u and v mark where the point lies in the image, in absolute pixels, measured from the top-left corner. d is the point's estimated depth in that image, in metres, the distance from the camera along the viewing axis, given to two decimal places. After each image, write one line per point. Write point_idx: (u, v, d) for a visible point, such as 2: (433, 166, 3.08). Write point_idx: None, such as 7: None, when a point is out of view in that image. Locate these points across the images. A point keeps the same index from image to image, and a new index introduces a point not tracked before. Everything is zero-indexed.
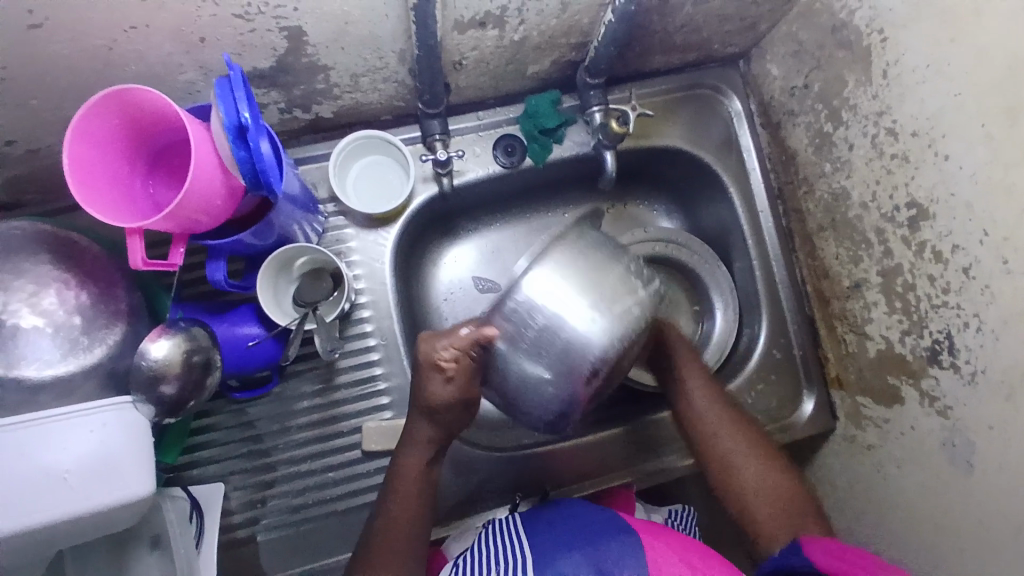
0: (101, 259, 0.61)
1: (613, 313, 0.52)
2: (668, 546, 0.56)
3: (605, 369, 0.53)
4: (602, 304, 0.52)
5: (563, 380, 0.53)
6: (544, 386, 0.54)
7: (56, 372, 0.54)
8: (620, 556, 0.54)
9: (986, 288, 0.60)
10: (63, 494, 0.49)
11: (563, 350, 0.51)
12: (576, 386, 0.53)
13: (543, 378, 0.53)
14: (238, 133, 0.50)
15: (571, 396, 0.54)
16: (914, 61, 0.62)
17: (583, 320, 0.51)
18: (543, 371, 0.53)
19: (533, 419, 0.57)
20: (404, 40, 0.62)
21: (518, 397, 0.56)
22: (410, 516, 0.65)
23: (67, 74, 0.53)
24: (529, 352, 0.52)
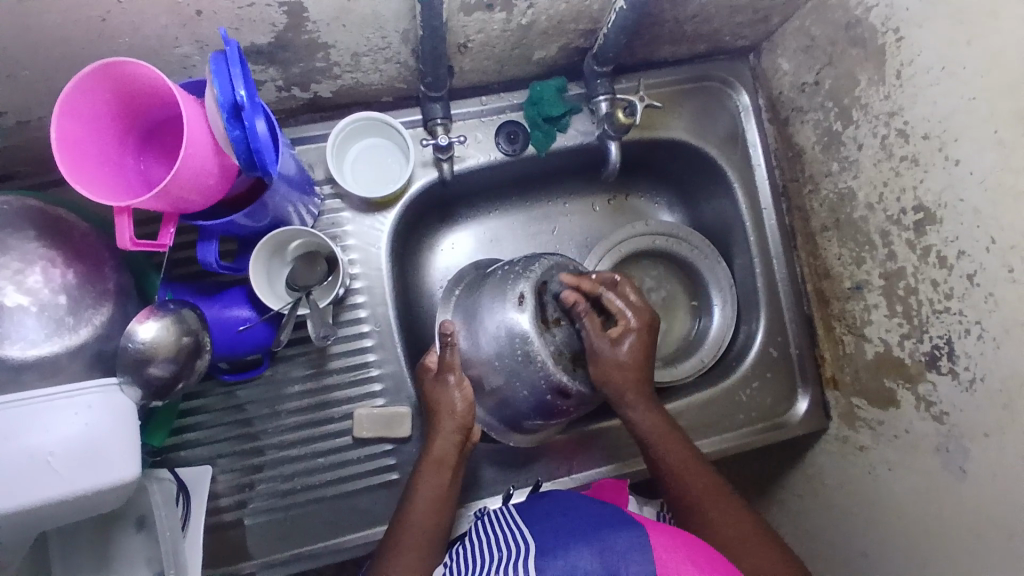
0: (91, 237, 0.59)
1: (519, 269, 0.69)
2: (674, 543, 0.54)
3: (532, 294, 0.66)
4: (512, 270, 0.69)
5: (515, 320, 0.65)
6: (514, 345, 0.65)
7: (40, 353, 0.54)
8: (623, 543, 0.52)
9: (990, 296, 0.59)
10: (48, 475, 0.48)
11: (499, 324, 0.66)
12: (526, 317, 0.65)
13: (504, 334, 0.66)
14: (232, 111, 0.48)
15: (530, 331, 0.65)
16: (929, 62, 0.61)
17: (494, 296, 0.68)
18: (500, 327, 0.66)
19: (537, 373, 0.65)
20: (407, 19, 0.60)
21: (518, 371, 0.65)
22: (429, 514, 0.64)
23: (58, 44, 0.51)
24: (486, 336, 0.67)
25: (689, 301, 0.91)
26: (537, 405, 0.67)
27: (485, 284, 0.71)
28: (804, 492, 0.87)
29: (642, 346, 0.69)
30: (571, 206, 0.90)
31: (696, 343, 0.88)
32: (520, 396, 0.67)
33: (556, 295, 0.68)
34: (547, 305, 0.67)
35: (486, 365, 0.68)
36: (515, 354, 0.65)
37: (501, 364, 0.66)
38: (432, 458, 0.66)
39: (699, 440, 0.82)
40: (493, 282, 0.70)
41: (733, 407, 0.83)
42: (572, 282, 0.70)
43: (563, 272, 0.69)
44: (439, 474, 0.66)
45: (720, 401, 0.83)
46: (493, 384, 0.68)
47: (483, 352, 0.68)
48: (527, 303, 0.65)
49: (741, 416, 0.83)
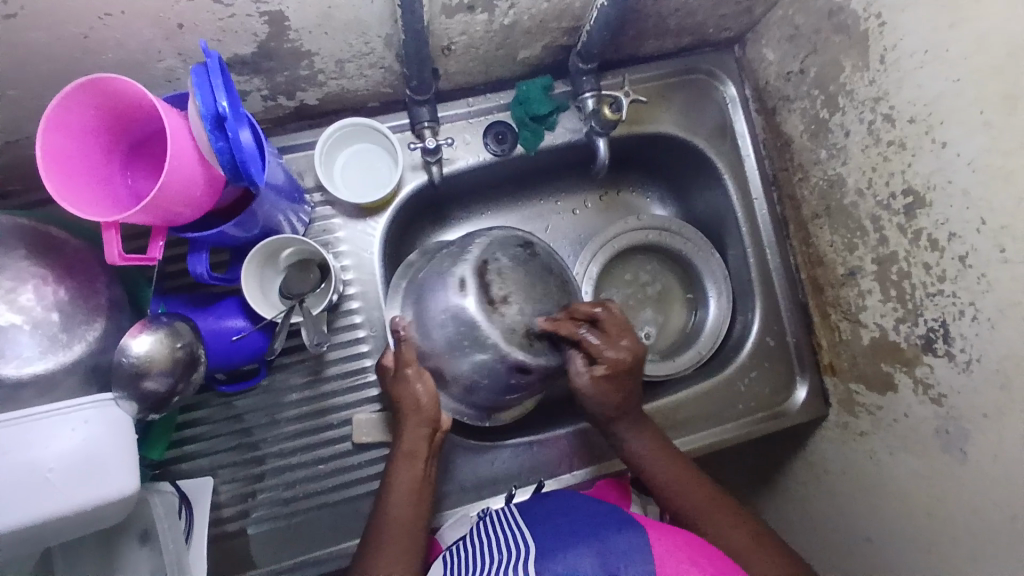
0: (82, 251, 0.60)
1: (460, 252, 0.70)
2: (675, 543, 0.54)
3: (472, 275, 0.66)
4: (453, 254, 0.70)
5: (461, 305, 0.65)
6: (461, 330, 0.65)
7: (35, 371, 0.53)
8: (624, 548, 0.52)
9: (982, 277, 0.59)
10: (49, 490, 0.48)
11: (449, 314, 0.66)
12: (468, 300, 0.65)
13: (452, 321, 0.66)
14: (215, 122, 0.48)
15: (474, 313, 0.65)
16: (912, 46, 0.61)
17: (438, 283, 0.68)
18: (448, 313, 0.66)
19: (492, 358, 0.66)
20: (390, 23, 0.61)
21: (472, 355, 0.66)
22: (408, 505, 0.64)
23: (41, 62, 0.51)
24: (436, 331, 0.67)
25: (684, 294, 0.91)
26: (497, 384, 0.69)
27: (428, 270, 0.71)
28: (807, 481, 0.87)
29: (619, 375, 0.68)
30: (563, 204, 0.90)
31: (692, 336, 0.88)
32: (482, 380, 0.68)
33: (500, 273, 0.67)
34: (492, 284, 0.66)
35: (441, 352, 0.68)
36: (465, 337, 0.65)
37: (454, 353, 0.67)
38: (404, 449, 0.66)
39: (700, 430, 0.82)
40: (438, 269, 0.70)
41: (732, 397, 0.83)
42: (518, 255, 0.69)
43: (504, 248, 0.69)
44: (413, 465, 0.65)
45: (718, 393, 0.83)
46: (453, 372, 0.69)
47: (435, 340, 0.67)
48: (468, 286, 0.66)
49: (740, 406, 0.83)
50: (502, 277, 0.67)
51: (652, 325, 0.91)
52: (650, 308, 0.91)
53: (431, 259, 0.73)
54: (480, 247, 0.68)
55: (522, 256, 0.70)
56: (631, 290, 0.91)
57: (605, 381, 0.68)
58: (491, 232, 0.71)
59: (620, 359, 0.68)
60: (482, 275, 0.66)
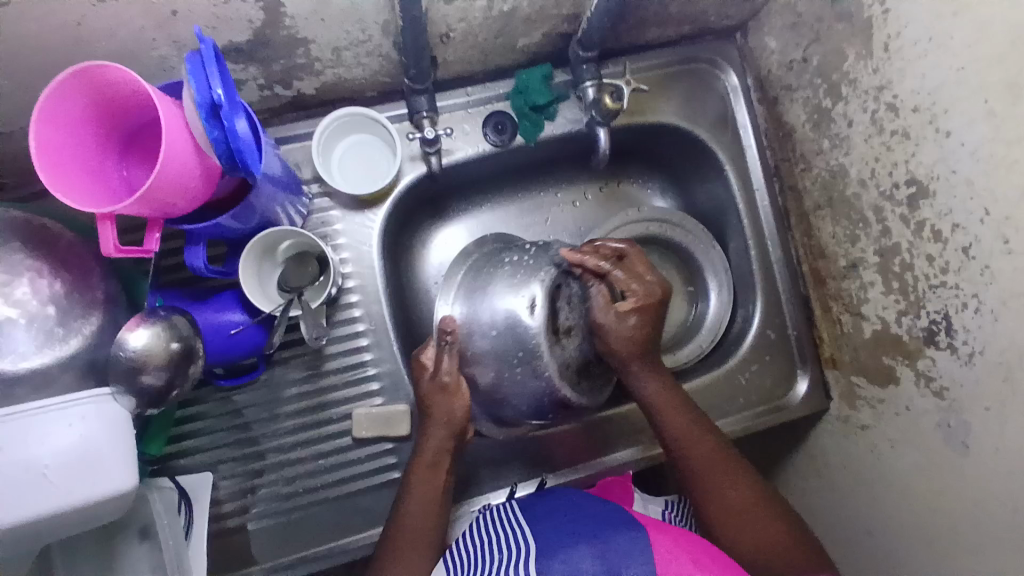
0: (76, 245, 0.58)
1: (530, 263, 0.68)
2: (677, 542, 0.53)
3: (544, 298, 0.65)
4: (523, 265, 0.68)
5: (525, 325, 0.64)
6: (517, 348, 0.64)
7: (31, 365, 0.52)
8: (625, 547, 0.52)
9: (986, 268, 0.58)
10: (44, 488, 0.47)
11: (508, 329, 0.64)
12: (534, 322, 0.64)
13: (510, 336, 0.64)
14: (211, 110, 0.47)
15: (539, 338, 0.63)
16: (916, 33, 0.60)
17: (502, 295, 0.66)
18: (506, 324, 0.64)
19: (538, 382, 0.64)
20: (387, 11, 0.60)
21: (518, 374, 0.64)
22: (423, 509, 0.64)
23: (32, 52, 0.50)
24: (491, 338, 0.65)
25: (685, 287, 0.91)
26: (531, 409, 0.66)
27: (492, 272, 0.70)
28: (808, 474, 0.87)
29: (646, 308, 0.67)
30: (563, 195, 0.90)
31: (693, 329, 0.87)
32: (509, 395, 0.65)
33: (569, 299, 0.67)
34: (560, 311, 0.66)
35: (479, 360, 0.66)
36: (519, 357, 0.64)
37: (502, 368, 0.65)
38: (427, 457, 0.65)
39: None
40: (503, 275, 0.68)
41: (734, 390, 0.83)
42: (584, 282, 0.69)
43: (576, 272, 0.68)
44: (433, 476, 0.65)
45: (719, 386, 0.83)
46: (485, 383, 0.66)
47: (484, 346, 0.65)
48: (538, 308, 0.64)
49: (740, 400, 0.83)
50: (570, 306, 0.67)
51: None
52: None
53: (490, 265, 0.71)
54: (543, 269, 0.67)
55: (587, 283, 0.70)
56: None
57: (632, 321, 0.66)
58: (554, 246, 0.70)
59: (649, 293, 0.67)
60: (553, 297, 0.65)
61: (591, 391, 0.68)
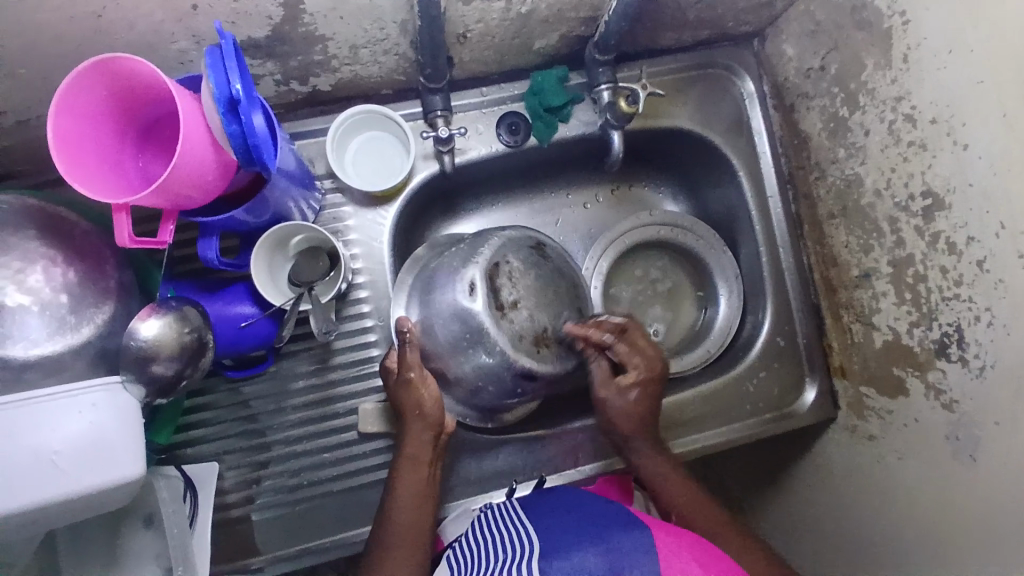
0: (91, 236, 0.59)
1: (469, 251, 0.69)
2: (678, 542, 0.54)
3: (482, 279, 0.66)
4: (462, 253, 0.70)
5: (468, 308, 0.66)
6: (466, 332, 0.66)
7: (42, 352, 0.53)
8: (629, 548, 0.52)
9: (1000, 282, 0.58)
10: (53, 473, 0.48)
11: (456, 317, 0.66)
12: (476, 305, 0.65)
13: (456, 321, 0.66)
14: (229, 105, 0.47)
15: (483, 320, 0.65)
16: (935, 45, 0.60)
17: (444, 284, 0.68)
18: (452, 313, 0.66)
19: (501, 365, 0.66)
20: (405, 10, 0.60)
21: (476, 358, 0.67)
22: (408, 506, 0.64)
23: (54, 42, 0.51)
24: (438, 330, 0.68)
25: (694, 292, 0.91)
26: (503, 389, 0.69)
27: (435, 263, 0.71)
28: (813, 483, 0.86)
29: (653, 380, 0.73)
30: (575, 197, 0.90)
31: (701, 334, 0.87)
32: (480, 381, 0.68)
33: (510, 275, 0.68)
34: (500, 288, 0.67)
35: (444, 352, 0.68)
36: (468, 339, 0.66)
37: (458, 353, 0.67)
38: (405, 455, 0.66)
39: (706, 429, 0.81)
40: (444, 264, 0.70)
41: (741, 397, 0.82)
42: (528, 257, 0.71)
43: (516, 250, 0.70)
44: (416, 471, 0.65)
45: (727, 393, 0.82)
46: (455, 374, 0.69)
47: (434, 339, 0.68)
48: (477, 291, 0.66)
49: (748, 406, 0.83)
50: (513, 281, 0.68)
51: (661, 322, 0.90)
52: (659, 305, 0.91)
53: (441, 255, 0.72)
54: (482, 251, 0.69)
55: (533, 258, 0.71)
56: (640, 286, 0.90)
57: (632, 395, 0.72)
58: (495, 231, 0.72)
59: (654, 363, 0.73)
60: (492, 279, 0.67)
61: (556, 359, 0.70)
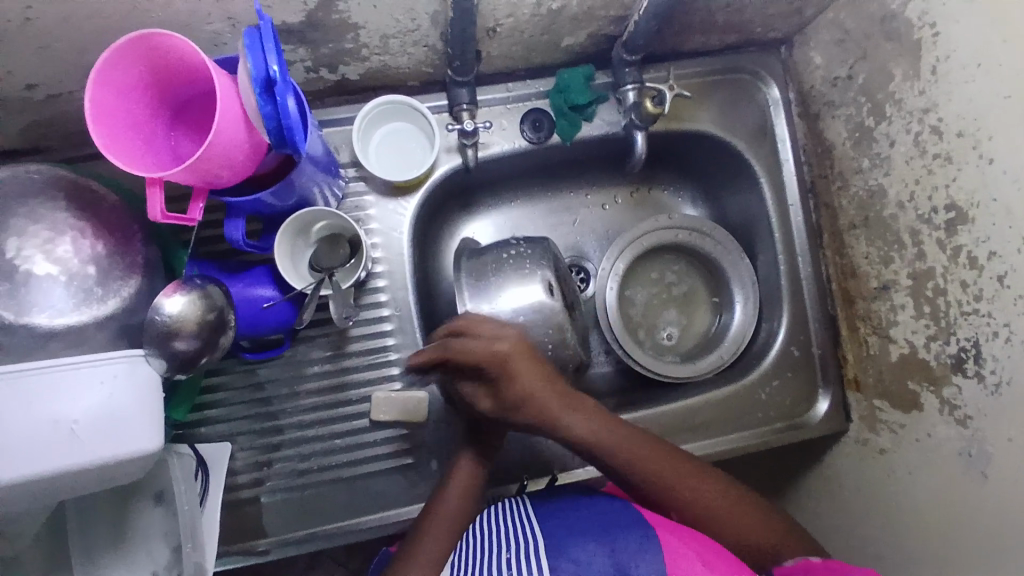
0: (118, 210, 0.60)
1: (533, 255, 0.73)
2: (685, 542, 0.53)
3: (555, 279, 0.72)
4: (525, 257, 0.72)
5: (551, 304, 0.70)
6: (547, 328, 0.69)
7: (69, 322, 0.53)
8: (635, 550, 0.52)
9: (1020, 298, 0.58)
10: (72, 441, 0.49)
11: (536, 314, 0.69)
12: (558, 300, 0.70)
13: (538, 318, 0.69)
14: (265, 86, 0.48)
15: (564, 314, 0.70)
16: (965, 58, 0.60)
17: (512, 287, 0.70)
18: (533, 311, 0.69)
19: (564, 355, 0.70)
20: (438, 2, 0.60)
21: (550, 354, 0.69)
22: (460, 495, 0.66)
23: (94, 17, 0.52)
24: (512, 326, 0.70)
25: (710, 297, 0.90)
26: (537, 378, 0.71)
27: (485, 269, 0.72)
28: (821, 495, 0.86)
29: (525, 360, 0.61)
30: (594, 197, 0.90)
31: (715, 340, 0.87)
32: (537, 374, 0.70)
33: (563, 276, 0.76)
34: (562, 287, 0.74)
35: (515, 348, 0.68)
36: (551, 336, 0.69)
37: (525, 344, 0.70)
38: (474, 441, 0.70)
39: (717, 435, 0.81)
40: (501, 269, 0.71)
41: (752, 405, 0.82)
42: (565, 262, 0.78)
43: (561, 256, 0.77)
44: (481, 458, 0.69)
45: (738, 399, 0.82)
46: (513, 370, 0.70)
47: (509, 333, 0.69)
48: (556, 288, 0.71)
49: (759, 414, 0.82)
50: (566, 282, 0.76)
51: (674, 326, 0.90)
52: (674, 309, 0.91)
53: (484, 256, 0.73)
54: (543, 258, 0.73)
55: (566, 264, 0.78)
56: (655, 288, 0.91)
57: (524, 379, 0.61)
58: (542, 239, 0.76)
59: (512, 344, 0.61)
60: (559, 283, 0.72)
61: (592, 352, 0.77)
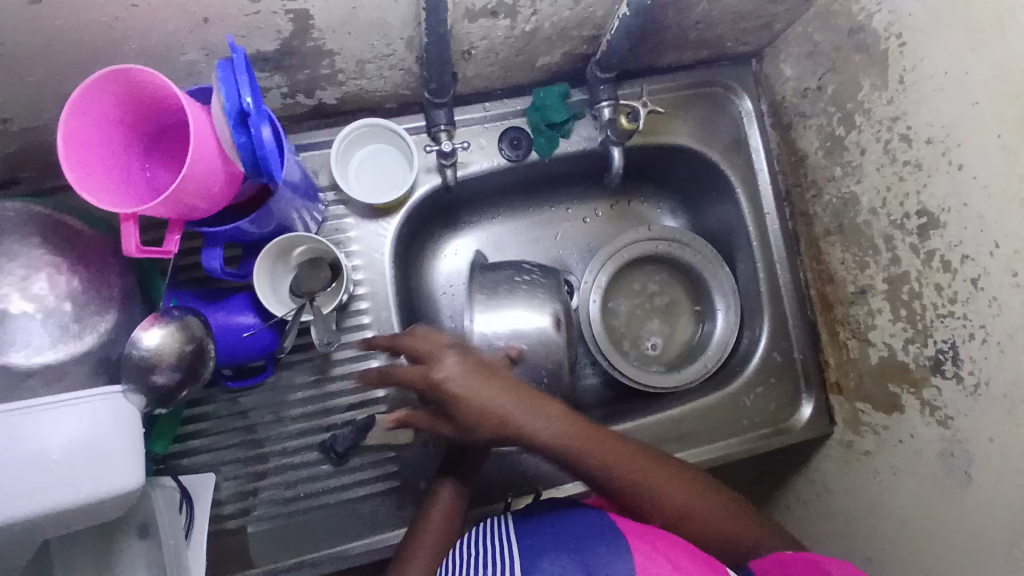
0: (95, 242, 0.59)
1: (542, 286, 0.75)
2: (654, 546, 0.53)
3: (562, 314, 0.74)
4: (538, 288, 0.74)
5: (552, 339, 0.71)
6: (548, 361, 0.70)
7: (45, 359, 0.53)
8: (607, 558, 0.52)
9: (994, 301, 0.59)
10: (52, 481, 0.48)
11: (539, 347, 0.70)
12: (562, 336, 0.72)
13: (539, 349, 0.70)
14: (239, 118, 0.48)
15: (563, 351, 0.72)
16: (932, 67, 0.61)
17: (522, 316, 0.71)
18: (537, 343, 0.71)
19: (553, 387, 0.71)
20: (413, 26, 0.60)
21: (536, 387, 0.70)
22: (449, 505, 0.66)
23: (67, 50, 0.51)
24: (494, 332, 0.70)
25: (692, 307, 0.91)
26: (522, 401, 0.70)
27: (496, 289, 0.73)
28: (808, 499, 0.87)
29: (483, 382, 0.58)
30: (575, 211, 0.90)
31: (699, 349, 0.88)
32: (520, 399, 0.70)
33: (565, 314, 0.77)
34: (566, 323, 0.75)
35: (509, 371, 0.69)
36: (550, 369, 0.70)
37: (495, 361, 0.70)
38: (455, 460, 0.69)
39: (703, 445, 0.82)
40: (513, 294, 0.73)
41: (737, 412, 0.83)
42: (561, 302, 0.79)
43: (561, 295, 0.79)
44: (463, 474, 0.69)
45: (723, 408, 0.83)
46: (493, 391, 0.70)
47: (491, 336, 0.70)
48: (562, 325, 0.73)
49: (744, 421, 0.83)
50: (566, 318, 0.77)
51: (658, 336, 0.91)
52: (657, 319, 0.91)
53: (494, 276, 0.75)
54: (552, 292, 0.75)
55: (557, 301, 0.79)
56: (638, 300, 0.91)
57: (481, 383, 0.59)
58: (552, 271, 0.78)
59: (450, 365, 0.58)
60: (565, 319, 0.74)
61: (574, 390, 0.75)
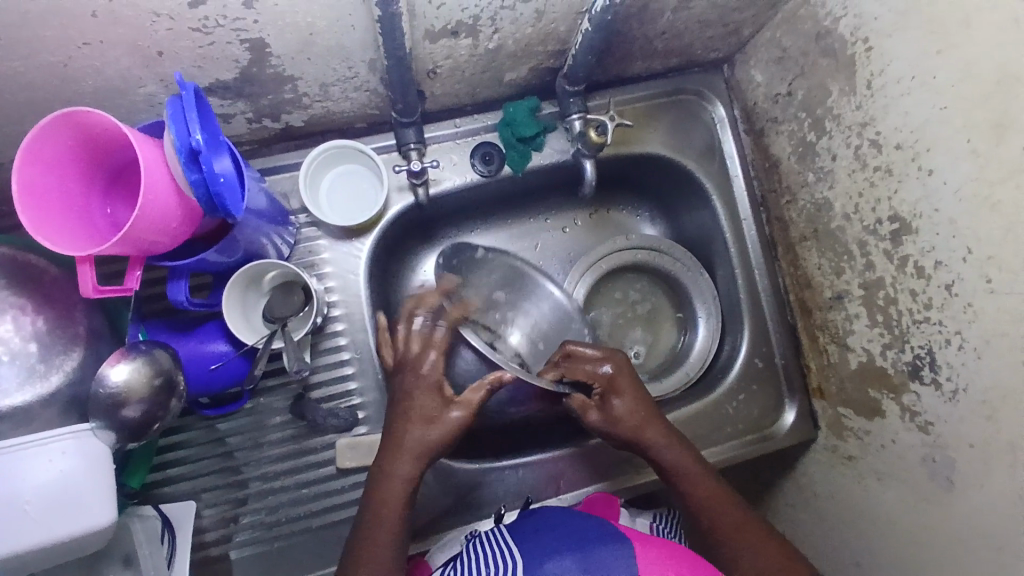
0: (59, 280, 0.59)
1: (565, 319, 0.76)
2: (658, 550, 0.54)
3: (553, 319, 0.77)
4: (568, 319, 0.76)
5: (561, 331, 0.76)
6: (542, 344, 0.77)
7: (12, 402, 0.52)
8: (609, 560, 0.52)
9: (969, 307, 0.58)
10: (26, 524, 0.48)
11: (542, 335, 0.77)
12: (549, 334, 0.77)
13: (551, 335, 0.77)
14: (190, 155, 0.48)
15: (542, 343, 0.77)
16: (899, 72, 0.61)
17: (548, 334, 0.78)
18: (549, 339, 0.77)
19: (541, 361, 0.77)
20: (372, 50, 0.60)
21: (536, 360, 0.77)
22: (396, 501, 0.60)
23: (20, 90, 0.51)
24: (524, 273, 0.76)
25: (674, 314, 0.91)
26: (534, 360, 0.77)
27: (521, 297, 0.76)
28: (796, 503, 0.87)
29: (633, 384, 0.68)
30: (554, 222, 0.90)
31: (680, 357, 0.87)
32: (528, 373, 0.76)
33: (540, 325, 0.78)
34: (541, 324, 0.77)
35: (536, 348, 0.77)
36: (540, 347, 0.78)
37: (459, 260, 0.75)
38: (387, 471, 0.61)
39: None
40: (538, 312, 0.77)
41: (720, 420, 0.82)
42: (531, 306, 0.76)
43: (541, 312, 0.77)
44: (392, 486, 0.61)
45: (706, 416, 0.82)
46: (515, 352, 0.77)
47: (533, 275, 0.76)
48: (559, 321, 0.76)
49: (729, 428, 0.82)
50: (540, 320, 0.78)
51: (640, 344, 0.90)
52: (639, 327, 0.91)
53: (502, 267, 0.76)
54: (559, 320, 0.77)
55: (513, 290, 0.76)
56: (620, 308, 0.91)
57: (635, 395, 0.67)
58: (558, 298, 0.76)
59: (621, 365, 0.68)
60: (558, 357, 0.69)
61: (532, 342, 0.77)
